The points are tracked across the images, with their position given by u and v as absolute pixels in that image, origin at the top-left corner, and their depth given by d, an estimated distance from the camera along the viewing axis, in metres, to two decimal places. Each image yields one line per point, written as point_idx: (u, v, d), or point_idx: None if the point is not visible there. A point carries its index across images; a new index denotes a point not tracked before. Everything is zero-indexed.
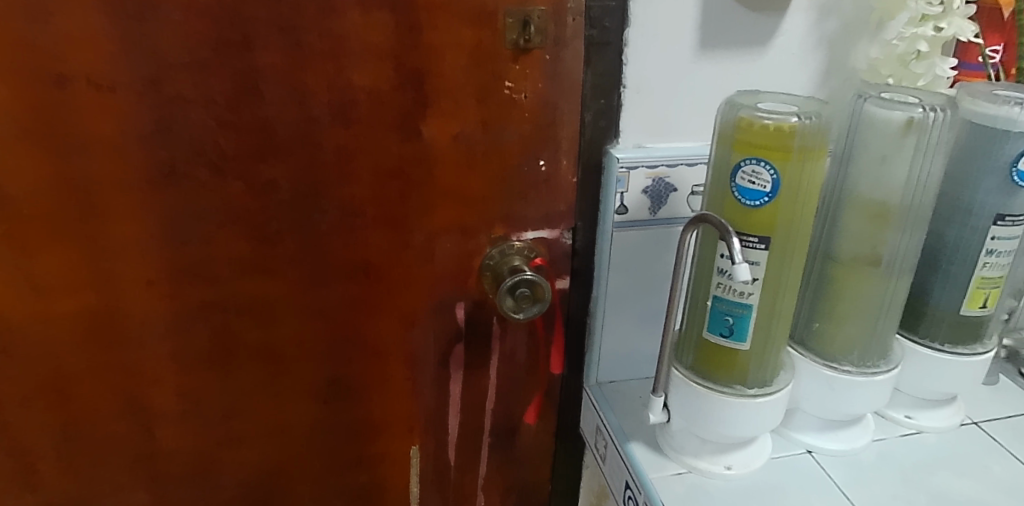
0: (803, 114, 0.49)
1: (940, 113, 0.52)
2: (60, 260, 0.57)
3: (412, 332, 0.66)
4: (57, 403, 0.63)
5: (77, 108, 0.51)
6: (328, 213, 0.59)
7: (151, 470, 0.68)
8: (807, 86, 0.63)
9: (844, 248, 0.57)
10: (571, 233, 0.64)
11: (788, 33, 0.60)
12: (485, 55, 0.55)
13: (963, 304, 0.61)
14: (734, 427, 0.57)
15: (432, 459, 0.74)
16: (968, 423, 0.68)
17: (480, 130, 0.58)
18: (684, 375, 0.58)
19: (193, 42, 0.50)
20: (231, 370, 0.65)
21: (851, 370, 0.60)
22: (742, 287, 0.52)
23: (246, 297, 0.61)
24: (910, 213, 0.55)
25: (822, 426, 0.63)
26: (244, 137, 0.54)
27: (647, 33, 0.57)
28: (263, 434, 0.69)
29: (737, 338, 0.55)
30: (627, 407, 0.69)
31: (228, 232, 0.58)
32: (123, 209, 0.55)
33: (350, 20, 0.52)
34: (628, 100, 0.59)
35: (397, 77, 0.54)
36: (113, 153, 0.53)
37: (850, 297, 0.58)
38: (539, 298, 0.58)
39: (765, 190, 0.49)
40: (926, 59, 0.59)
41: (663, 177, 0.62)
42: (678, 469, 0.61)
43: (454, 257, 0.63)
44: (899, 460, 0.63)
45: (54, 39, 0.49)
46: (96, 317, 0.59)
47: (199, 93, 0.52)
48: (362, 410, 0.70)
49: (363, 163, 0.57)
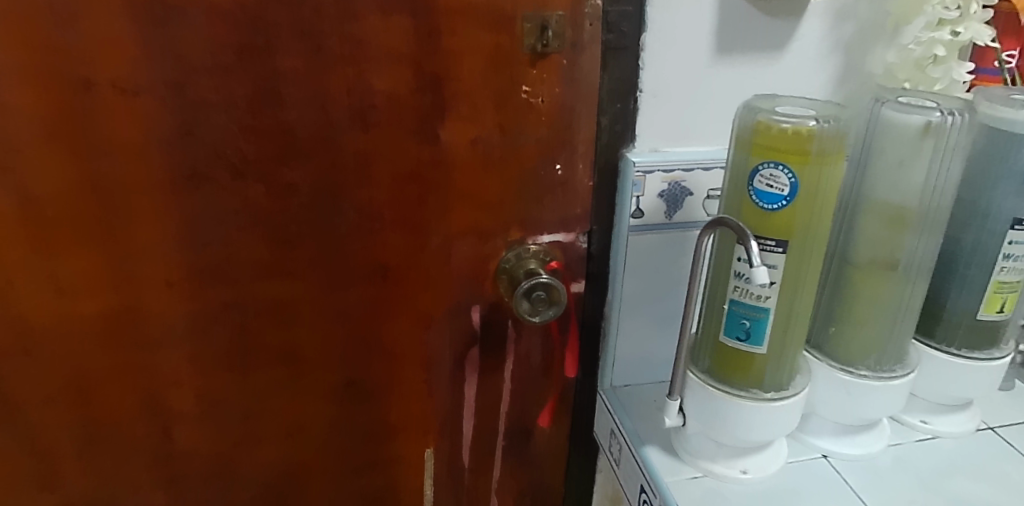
0: (822, 118, 0.49)
1: (957, 118, 0.52)
2: (81, 262, 0.57)
3: (428, 334, 0.66)
4: (77, 404, 0.63)
5: (101, 112, 0.52)
6: (346, 215, 0.59)
7: (168, 471, 0.69)
8: (824, 90, 0.63)
9: (861, 253, 0.57)
10: (587, 236, 0.65)
11: (804, 37, 0.60)
12: (503, 59, 0.55)
13: (980, 309, 0.61)
14: (750, 431, 0.57)
15: (447, 462, 0.74)
16: (984, 429, 0.68)
17: (497, 134, 0.58)
18: (700, 379, 0.58)
19: (215, 46, 0.51)
20: (248, 371, 0.65)
21: (867, 375, 0.60)
22: (759, 291, 0.52)
23: (263, 299, 0.62)
24: (927, 217, 0.55)
25: (838, 430, 0.63)
26: (265, 141, 0.55)
27: (664, 37, 0.57)
28: (280, 435, 0.69)
29: (754, 342, 0.55)
30: (642, 412, 0.69)
31: (247, 234, 0.58)
32: (144, 211, 0.56)
33: (370, 25, 0.52)
34: (644, 104, 0.60)
35: (416, 81, 0.55)
36: (136, 156, 0.54)
37: (866, 301, 0.58)
38: (555, 301, 0.59)
39: (783, 193, 0.49)
40: (943, 64, 0.60)
41: (680, 181, 0.62)
42: (694, 473, 0.61)
43: (470, 260, 0.63)
44: (916, 465, 0.63)
45: (77, 43, 0.49)
46: (117, 318, 0.60)
47: (220, 97, 0.53)
48: (377, 412, 0.70)
49: (381, 166, 0.58)
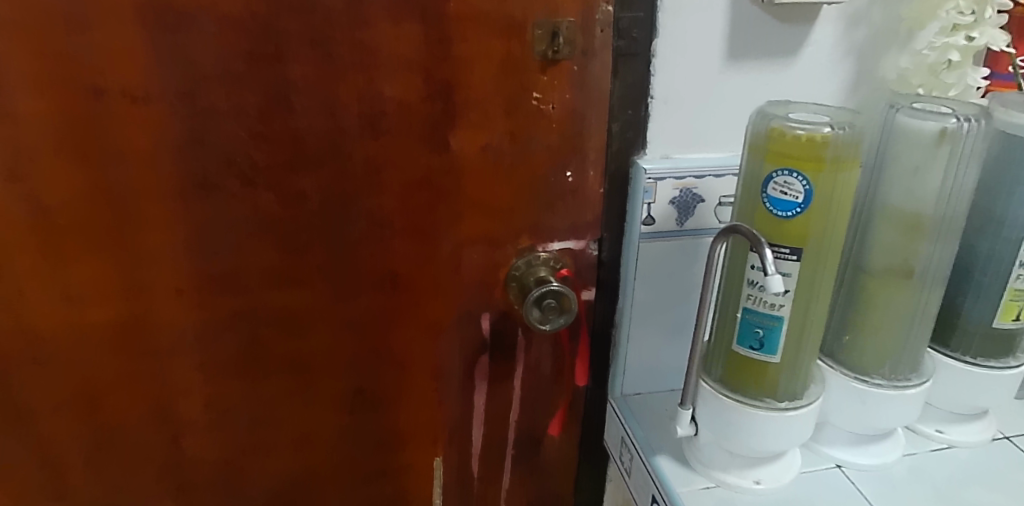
0: (836, 124, 0.48)
1: (973, 124, 0.51)
2: (90, 269, 0.57)
3: (437, 342, 0.66)
4: (85, 412, 0.63)
5: (112, 119, 0.52)
6: (356, 223, 0.59)
7: (176, 480, 0.68)
8: (837, 96, 0.63)
9: (875, 261, 0.56)
10: (597, 244, 0.64)
11: (817, 43, 0.60)
12: (514, 65, 0.55)
13: (996, 317, 0.60)
14: (763, 440, 0.56)
15: (456, 470, 0.74)
16: (1000, 438, 0.67)
17: (507, 140, 0.58)
18: (713, 388, 0.58)
19: (225, 53, 0.51)
20: (257, 379, 0.65)
21: (882, 383, 0.59)
22: (773, 299, 0.52)
23: (272, 307, 0.61)
24: (943, 224, 0.54)
25: (852, 440, 0.62)
26: (275, 148, 0.55)
27: (676, 43, 0.56)
28: (288, 443, 0.69)
29: (768, 351, 0.54)
30: (652, 420, 0.68)
31: (257, 241, 0.58)
32: (154, 219, 0.56)
33: (381, 32, 0.52)
34: (656, 111, 0.59)
35: (426, 88, 0.55)
36: (146, 164, 0.53)
37: (881, 309, 0.57)
38: (565, 309, 0.58)
39: (797, 200, 0.49)
40: (957, 69, 0.59)
41: (691, 188, 0.62)
42: (706, 483, 0.61)
43: (480, 267, 0.63)
44: (931, 475, 0.62)
45: (88, 50, 0.49)
46: (126, 325, 0.60)
47: (231, 104, 0.52)
48: (386, 420, 0.69)
49: (391, 174, 0.58)
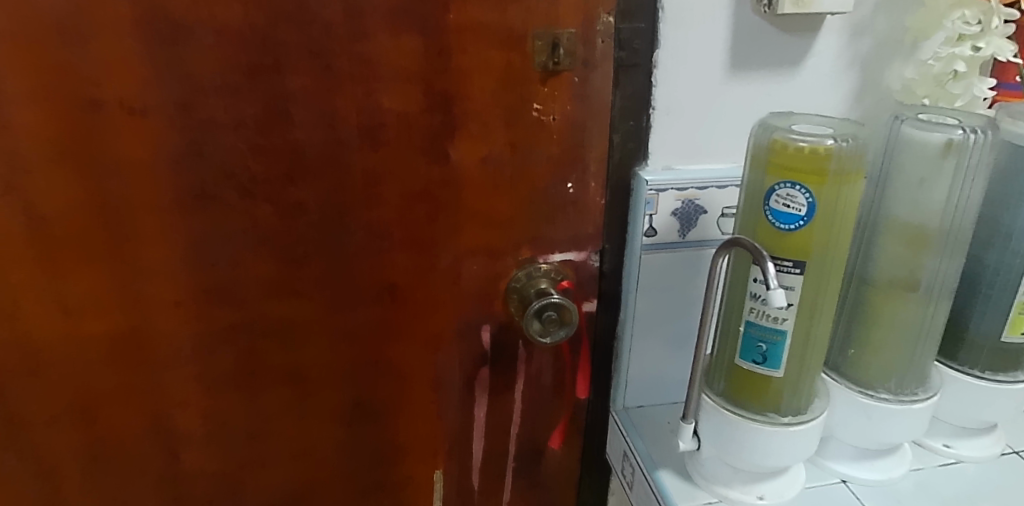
0: (839, 136, 0.47)
1: (980, 135, 0.50)
2: (88, 281, 0.57)
3: (436, 355, 0.65)
4: (83, 424, 0.63)
5: (110, 132, 0.52)
6: (355, 235, 0.59)
7: (174, 492, 0.68)
8: (841, 106, 0.62)
9: (880, 273, 0.55)
10: (599, 255, 0.63)
11: (820, 54, 0.59)
12: (513, 77, 0.54)
13: (1004, 330, 0.59)
14: (767, 456, 0.56)
15: (456, 484, 0.73)
16: (1009, 453, 0.66)
17: (507, 152, 0.57)
18: (715, 402, 0.57)
19: (222, 65, 0.50)
20: (255, 392, 0.64)
21: (888, 398, 0.58)
22: (776, 312, 0.51)
23: (270, 319, 0.61)
24: (950, 237, 0.53)
25: (857, 454, 0.61)
26: (273, 160, 0.54)
27: (677, 53, 0.56)
28: (286, 456, 0.68)
29: (771, 365, 0.53)
30: (655, 433, 0.67)
31: (256, 253, 0.58)
32: (152, 231, 0.56)
33: (381, 44, 0.52)
34: (657, 121, 0.58)
35: (426, 99, 0.54)
36: (145, 175, 0.53)
37: (886, 323, 0.56)
38: (565, 322, 0.58)
39: (800, 213, 0.48)
40: (963, 80, 0.58)
41: (694, 199, 0.61)
42: (709, 499, 0.60)
43: (480, 279, 0.62)
44: (938, 491, 0.61)
45: (85, 62, 0.49)
46: (125, 337, 0.60)
47: (229, 116, 0.52)
48: (385, 432, 0.69)
49: (390, 185, 0.57)
